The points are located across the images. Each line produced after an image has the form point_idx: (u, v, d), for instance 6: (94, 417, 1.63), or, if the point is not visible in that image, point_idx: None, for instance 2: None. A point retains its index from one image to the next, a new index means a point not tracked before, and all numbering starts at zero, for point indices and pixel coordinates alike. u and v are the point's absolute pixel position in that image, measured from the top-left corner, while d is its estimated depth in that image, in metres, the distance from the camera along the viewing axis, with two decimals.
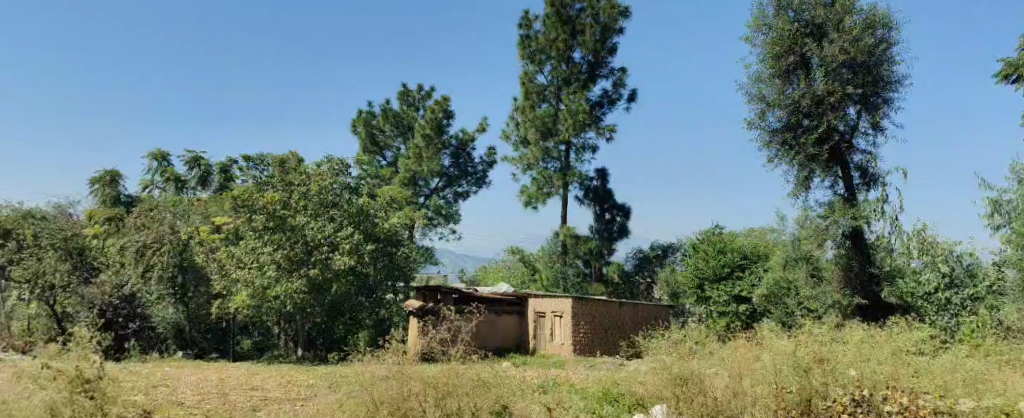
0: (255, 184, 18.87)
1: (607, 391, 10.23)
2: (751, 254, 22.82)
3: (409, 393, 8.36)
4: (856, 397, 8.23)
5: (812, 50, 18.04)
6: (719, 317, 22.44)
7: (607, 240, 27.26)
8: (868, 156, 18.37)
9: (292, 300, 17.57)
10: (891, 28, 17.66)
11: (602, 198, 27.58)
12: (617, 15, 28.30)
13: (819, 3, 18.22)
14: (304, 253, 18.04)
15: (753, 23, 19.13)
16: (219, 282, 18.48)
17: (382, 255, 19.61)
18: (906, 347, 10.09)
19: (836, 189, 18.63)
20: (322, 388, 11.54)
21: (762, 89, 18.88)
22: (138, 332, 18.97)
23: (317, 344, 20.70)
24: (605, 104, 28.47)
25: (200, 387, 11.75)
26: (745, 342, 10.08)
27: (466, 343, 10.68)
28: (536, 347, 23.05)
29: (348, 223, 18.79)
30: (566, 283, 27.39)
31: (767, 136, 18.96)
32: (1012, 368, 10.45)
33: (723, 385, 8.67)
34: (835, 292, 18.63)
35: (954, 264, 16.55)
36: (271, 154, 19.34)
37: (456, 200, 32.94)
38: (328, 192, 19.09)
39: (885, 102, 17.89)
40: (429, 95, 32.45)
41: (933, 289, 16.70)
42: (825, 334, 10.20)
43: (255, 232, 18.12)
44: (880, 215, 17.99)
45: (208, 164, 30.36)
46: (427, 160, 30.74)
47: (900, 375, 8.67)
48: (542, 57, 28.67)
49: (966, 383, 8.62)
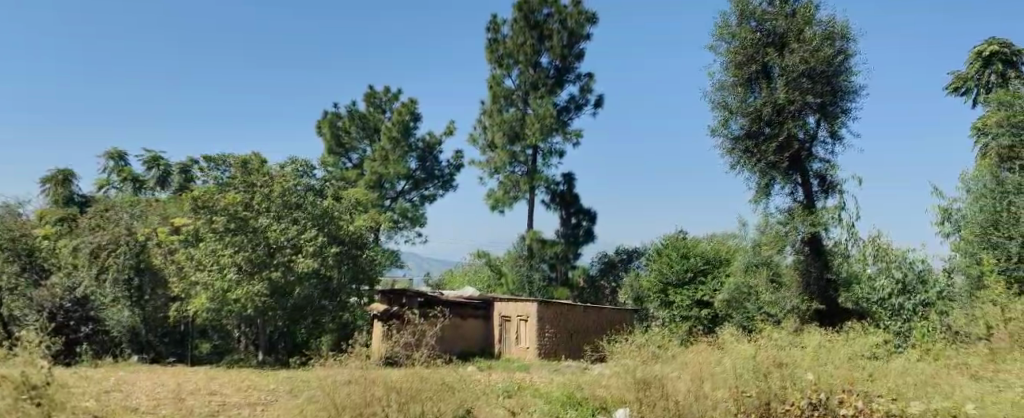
0: (217, 185, 18.66)
1: (568, 395, 10.15)
2: (713, 259, 23.18)
3: (372, 398, 8.29)
4: (813, 401, 8.51)
5: (773, 60, 18.40)
6: (682, 321, 22.64)
7: (573, 244, 27.54)
8: (827, 164, 18.79)
9: (252, 303, 17.29)
10: (849, 39, 18.12)
11: (568, 202, 27.80)
12: (584, 21, 28.57)
13: (780, 13, 18.61)
14: (266, 255, 17.76)
15: (717, 31, 19.43)
16: (176, 285, 18.04)
17: (346, 258, 19.34)
18: (858, 351, 10.44)
19: (796, 196, 18.99)
20: (283, 393, 11.37)
21: (725, 97, 19.18)
22: (91, 336, 18.22)
23: (278, 348, 20.23)
24: (571, 109, 28.64)
25: (154, 392, 11.49)
26: (706, 347, 10.27)
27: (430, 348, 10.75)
28: (502, 350, 23.06)
29: (311, 226, 18.50)
30: (532, 286, 27.27)
31: (729, 143, 19.24)
32: (959, 371, 10.84)
33: (686, 388, 8.63)
34: (794, 297, 18.74)
35: (907, 270, 17.20)
36: (232, 155, 19.06)
37: (422, 202, 32.77)
38: (291, 193, 18.80)
39: (843, 112, 18.32)
40: (396, 97, 32.31)
41: (887, 295, 17.20)
42: (783, 339, 10.58)
43: (216, 234, 17.84)
44: (837, 221, 18.30)
45: (167, 164, 29.90)
46: (393, 163, 30.56)
47: (854, 379, 8.94)
48: (510, 61, 28.71)
49: (918, 386, 8.92)
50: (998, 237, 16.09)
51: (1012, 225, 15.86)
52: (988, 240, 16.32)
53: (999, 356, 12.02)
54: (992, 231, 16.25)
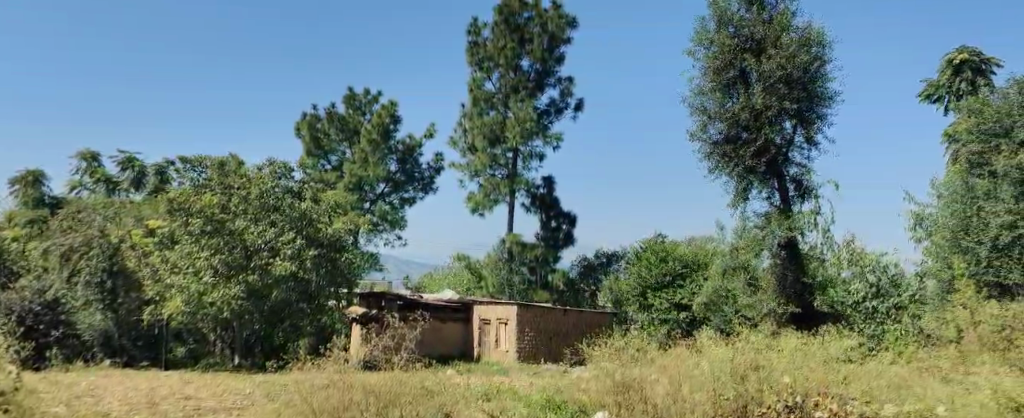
0: (193, 187, 18.41)
1: (548, 397, 9.91)
2: (692, 262, 23.26)
3: (349, 402, 8.22)
4: (788, 404, 8.58)
5: (751, 65, 18.58)
6: (661, 324, 22.82)
7: (553, 248, 27.61)
8: (803, 169, 19.03)
9: (229, 306, 17.19)
10: (825, 46, 18.39)
11: (548, 205, 27.91)
12: (564, 25, 28.67)
13: (758, 20, 18.81)
14: (243, 258, 17.60)
15: (696, 37, 19.60)
16: (151, 288, 17.80)
17: (325, 260, 19.00)
18: (833, 355, 10.61)
19: (773, 200, 19.18)
20: (260, 397, 11.25)
21: (703, 102, 19.34)
22: (62, 339, 18.01)
23: (255, 351, 19.46)
24: (552, 113, 28.73)
25: (127, 396, 11.33)
26: (685, 351, 10.53)
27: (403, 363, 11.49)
28: (482, 352, 23.04)
29: (290, 228, 18.30)
30: (512, 290, 27.48)
31: (707, 148, 19.40)
32: (929, 373, 11.12)
33: (665, 392, 8.66)
34: (770, 301, 18.54)
35: (881, 275, 18.02)
36: (209, 157, 18.96)
37: (402, 205, 32.65)
38: (269, 195, 18.58)
39: (819, 117, 18.57)
40: (376, 99, 32.18)
41: (861, 298, 17.83)
42: (760, 342, 10.75)
43: (191, 237, 17.65)
44: (813, 226, 18.54)
45: (141, 166, 29.49)
46: (373, 165, 30.52)
47: (830, 382, 9.07)
48: (490, 64, 28.67)
49: (890, 388, 9.11)
50: (968, 241, 16.56)
51: (980, 231, 16.38)
52: (958, 244, 16.83)
53: (968, 359, 12.29)
54: (962, 236, 16.74)
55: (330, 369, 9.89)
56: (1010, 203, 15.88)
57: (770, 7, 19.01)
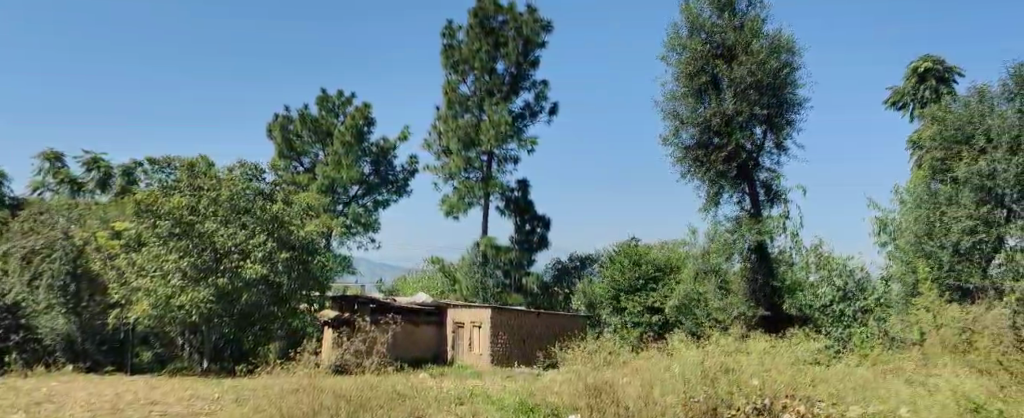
0: (161, 188, 18.10)
1: (521, 402, 9.70)
2: (664, 266, 23.37)
3: (320, 407, 8.11)
4: (757, 405, 8.64)
5: (722, 71, 18.81)
6: (633, 327, 22.91)
7: (527, 251, 27.74)
8: (773, 174, 19.31)
9: (197, 310, 16.93)
10: (794, 52, 18.69)
11: (522, 209, 28.02)
12: (538, 29, 28.81)
13: (729, 26, 19.05)
14: (213, 260, 17.35)
15: (669, 42, 19.75)
16: (117, 291, 17.44)
17: (296, 263, 18.71)
18: (801, 357, 10.86)
19: (743, 205, 19.45)
20: (228, 402, 11.09)
21: (676, 107, 19.49)
22: (22, 344, 17.86)
23: (224, 356, 19.04)
24: (527, 117, 28.77)
25: (90, 402, 11.08)
26: (657, 354, 10.74)
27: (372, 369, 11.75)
28: (455, 357, 23.00)
29: (261, 231, 18.03)
30: (486, 293, 27.47)
31: (680, 153, 19.55)
32: (894, 374, 11.37)
33: (637, 395, 8.72)
34: (741, 304, 18.93)
35: (848, 278, 18.21)
36: (178, 158, 18.73)
37: (375, 208, 32.43)
38: (240, 197, 18.33)
39: (788, 123, 18.89)
40: (349, 100, 31.99)
41: (829, 301, 18.13)
42: (731, 345, 10.87)
43: (159, 239, 17.37)
44: (782, 230, 18.81)
45: (107, 167, 28.95)
46: (346, 168, 30.29)
47: (799, 385, 9.27)
48: (465, 68, 28.67)
49: (856, 390, 9.32)
50: (931, 245, 17.00)
51: (942, 235, 16.82)
52: (922, 248, 17.21)
53: (930, 361, 12.54)
54: (926, 239, 17.13)
55: (298, 374, 9.80)
56: (972, 208, 16.44)
57: (741, 13, 19.25)
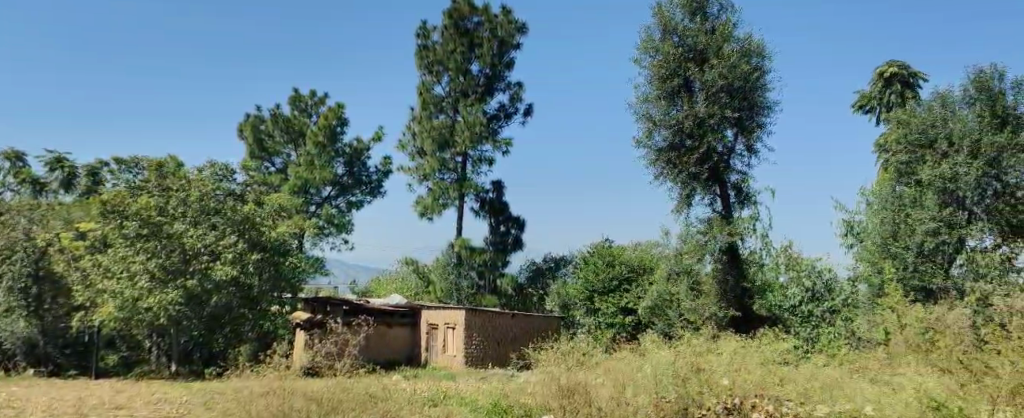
0: (128, 188, 17.85)
1: (494, 403, 9.69)
2: (638, 267, 23.53)
3: (291, 409, 8.07)
4: (727, 405, 8.89)
5: (694, 75, 19.06)
6: (607, 328, 22.96)
7: (501, 252, 27.74)
8: (743, 177, 19.53)
9: (164, 313, 16.49)
10: (764, 56, 18.96)
11: (497, 210, 28.08)
12: (513, 30, 28.91)
13: (701, 30, 19.27)
14: (182, 262, 17.00)
15: (642, 45, 19.88)
16: (82, 293, 17.07)
17: (267, 265, 18.54)
18: (769, 357, 10.97)
19: (714, 207, 19.63)
20: (195, 407, 10.89)
21: (649, 109, 19.61)
22: None
23: (193, 358, 18.91)
24: (501, 118, 28.77)
25: (52, 407, 10.86)
26: (629, 354, 10.88)
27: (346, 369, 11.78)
28: (428, 358, 22.89)
29: (231, 232, 17.79)
30: (460, 294, 27.42)
31: (652, 155, 19.71)
32: (860, 373, 11.57)
33: (609, 396, 8.82)
34: (712, 305, 18.93)
35: (816, 280, 18.81)
36: (146, 158, 18.52)
37: (348, 209, 32.19)
38: (210, 199, 18.07)
39: (758, 126, 19.12)
40: (322, 100, 31.73)
41: (798, 302, 18.71)
42: (703, 345, 10.97)
43: (126, 240, 16.98)
44: (752, 232, 19.04)
45: (71, 167, 28.40)
46: (319, 168, 29.93)
47: (767, 384, 9.43)
48: (440, 68, 28.59)
49: (824, 390, 9.46)
50: (896, 247, 17.26)
51: (907, 237, 17.14)
52: (887, 249, 17.45)
53: (894, 360, 12.72)
54: (891, 241, 17.39)
55: (268, 377, 9.69)
56: (936, 211, 16.83)
57: (712, 16, 19.49)
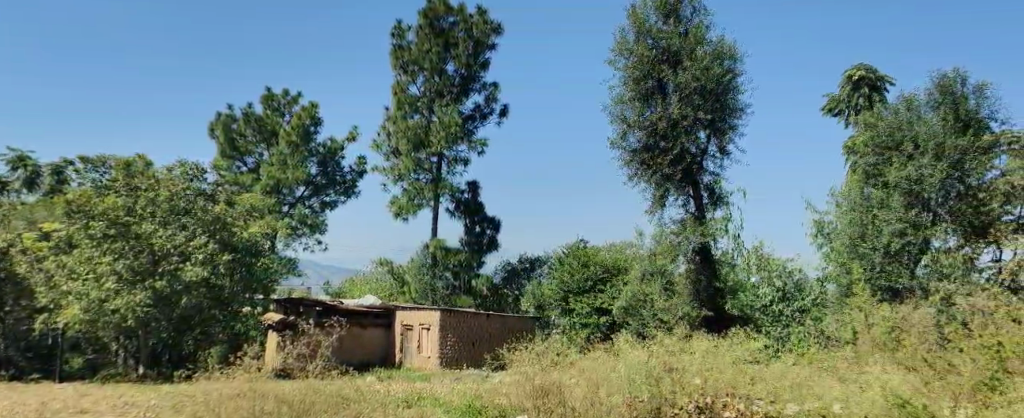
0: (94, 188, 17.51)
1: (468, 404, 9.74)
2: (612, 267, 23.62)
3: (262, 412, 8.02)
4: (699, 405, 9.05)
5: (668, 77, 19.22)
6: (581, 328, 22.98)
7: (476, 253, 27.70)
8: (716, 177, 19.72)
9: (132, 314, 16.12)
10: (736, 59, 19.18)
11: (472, 210, 28.02)
12: (489, 31, 28.89)
13: (674, 33, 19.41)
14: (150, 263, 16.66)
15: (616, 47, 20.00)
16: (45, 295, 16.70)
17: (238, 266, 18.43)
18: (740, 357, 10.99)
19: (688, 207, 19.82)
20: (161, 410, 10.66)
21: (624, 111, 19.70)
22: None
23: (162, 361, 18.55)
24: (476, 118, 28.75)
25: (14, 412, 10.58)
26: (602, 353, 10.91)
27: (317, 371, 11.75)
28: (403, 359, 22.79)
29: (201, 232, 17.56)
30: (435, 295, 27.28)
31: (627, 156, 19.82)
32: (828, 372, 11.73)
33: (583, 396, 8.81)
34: (686, 305, 18.91)
35: (786, 280, 19.17)
36: (113, 158, 18.24)
37: (322, 209, 31.89)
38: (179, 198, 17.76)
39: (731, 128, 19.33)
40: (295, 99, 31.41)
41: (769, 302, 18.97)
42: (675, 345, 10.95)
43: (92, 241, 16.55)
44: (724, 232, 19.25)
45: (34, 165, 27.81)
46: (292, 168, 29.59)
47: (738, 383, 9.59)
48: (415, 68, 28.46)
49: (793, 388, 9.57)
50: (865, 247, 17.58)
51: (875, 237, 17.50)
52: (855, 250, 17.78)
53: (861, 359, 12.86)
54: (860, 242, 17.70)
55: (238, 379, 9.56)
56: (902, 212, 17.30)
57: (685, 19, 19.68)
